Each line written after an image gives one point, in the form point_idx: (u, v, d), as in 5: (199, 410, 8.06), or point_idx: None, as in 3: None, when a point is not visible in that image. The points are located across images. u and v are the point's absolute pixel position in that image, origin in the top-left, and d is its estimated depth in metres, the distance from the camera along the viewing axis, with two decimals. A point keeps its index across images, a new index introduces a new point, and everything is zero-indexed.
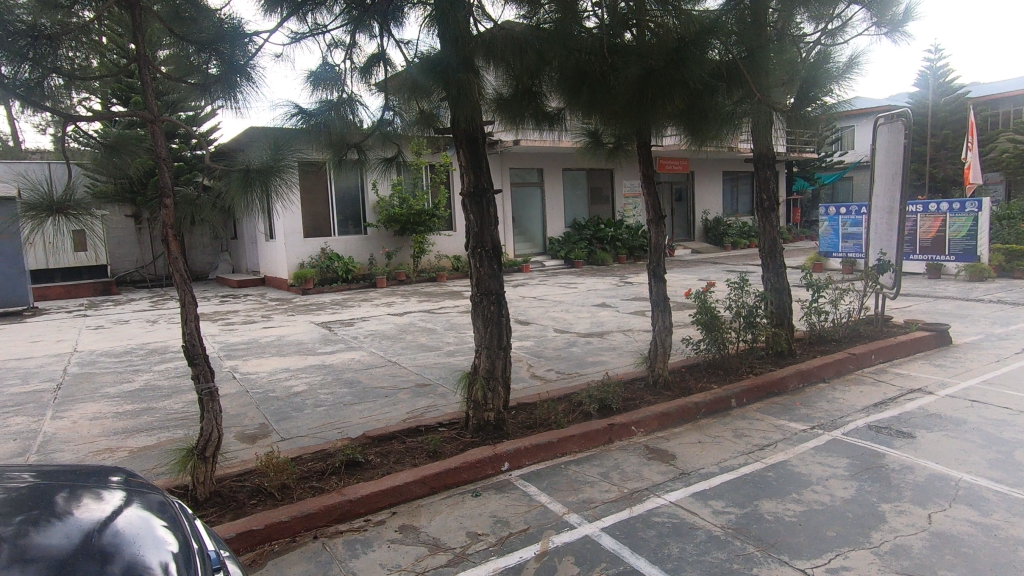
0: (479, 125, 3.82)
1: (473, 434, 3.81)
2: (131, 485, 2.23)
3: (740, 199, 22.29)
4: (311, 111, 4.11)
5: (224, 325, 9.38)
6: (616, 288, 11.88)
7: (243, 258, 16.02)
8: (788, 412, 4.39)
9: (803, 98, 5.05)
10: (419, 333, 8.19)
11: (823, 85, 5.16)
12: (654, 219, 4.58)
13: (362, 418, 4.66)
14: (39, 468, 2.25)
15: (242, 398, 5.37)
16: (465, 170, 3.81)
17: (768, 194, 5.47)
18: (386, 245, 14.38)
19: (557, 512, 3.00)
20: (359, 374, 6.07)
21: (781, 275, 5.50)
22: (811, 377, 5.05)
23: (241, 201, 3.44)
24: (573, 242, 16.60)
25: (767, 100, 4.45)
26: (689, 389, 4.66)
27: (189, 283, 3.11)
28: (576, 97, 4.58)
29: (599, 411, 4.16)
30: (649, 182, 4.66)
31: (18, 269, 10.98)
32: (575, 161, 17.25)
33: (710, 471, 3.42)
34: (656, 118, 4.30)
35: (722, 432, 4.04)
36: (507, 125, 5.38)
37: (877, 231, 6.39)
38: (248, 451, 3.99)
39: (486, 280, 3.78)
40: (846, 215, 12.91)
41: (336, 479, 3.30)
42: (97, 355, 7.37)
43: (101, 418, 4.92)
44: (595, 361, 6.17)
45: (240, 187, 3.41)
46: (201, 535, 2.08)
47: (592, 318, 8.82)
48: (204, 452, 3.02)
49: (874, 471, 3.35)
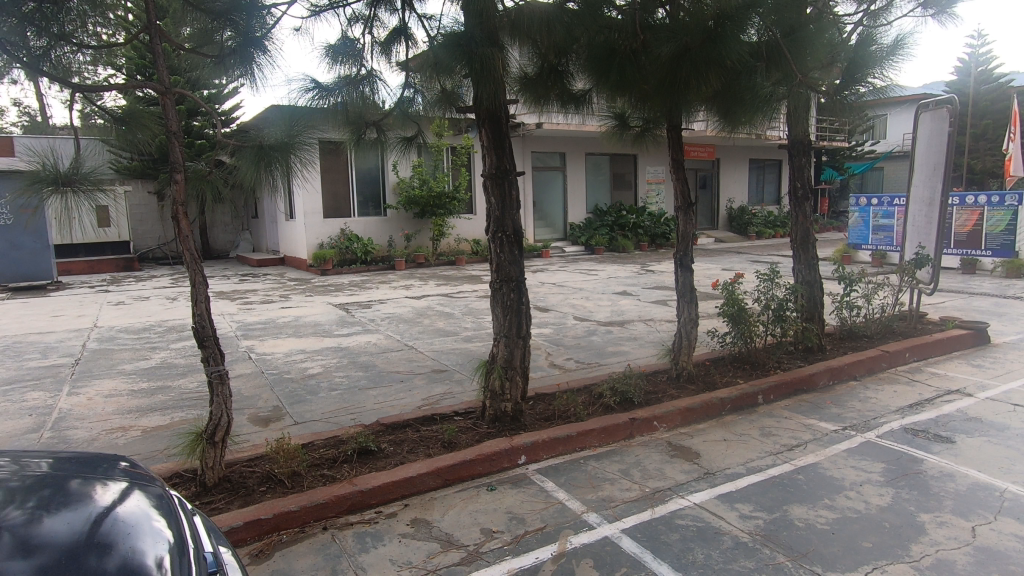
0: (503, 103, 3.64)
1: (489, 424, 3.69)
2: (133, 476, 2.12)
3: (766, 187, 21.82)
4: (328, 85, 3.93)
5: (243, 304, 9.39)
6: (637, 276, 11.69)
7: (263, 237, 16.06)
8: (818, 411, 4.20)
9: (850, 79, 4.87)
10: (436, 317, 8.11)
11: (873, 68, 4.89)
12: (682, 206, 4.40)
13: (377, 404, 4.58)
14: (57, 454, 2.16)
15: (257, 379, 5.31)
16: (487, 151, 3.64)
17: (802, 181, 5.22)
18: (406, 227, 14.31)
19: (575, 511, 2.87)
20: (375, 357, 6.00)
21: (813, 268, 5.27)
22: (842, 374, 4.85)
23: (255, 179, 3.33)
24: (595, 228, 16.37)
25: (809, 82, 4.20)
26: (714, 383, 4.50)
27: (201, 263, 2.96)
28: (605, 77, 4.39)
29: (620, 404, 4.03)
30: (678, 166, 4.45)
31: (43, 244, 11.12)
32: (598, 145, 16.96)
33: (736, 472, 3.26)
34: (690, 99, 4.10)
35: (748, 430, 3.88)
36: (532, 106, 5.23)
37: (914, 223, 6.09)
38: (260, 435, 3.92)
39: (507, 267, 3.62)
40: (878, 205, 12.51)
41: (348, 467, 3.21)
42: (117, 332, 7.39)
43: (117, 395, 4.90)
44: (615, 351, 6.02)
45: (253, 163, 3.30)
46: (200, 535, 1.96)
47: (612, 305, 8.65)
48: (213, 437, 2.92)
49: (912, 478, 3.17)
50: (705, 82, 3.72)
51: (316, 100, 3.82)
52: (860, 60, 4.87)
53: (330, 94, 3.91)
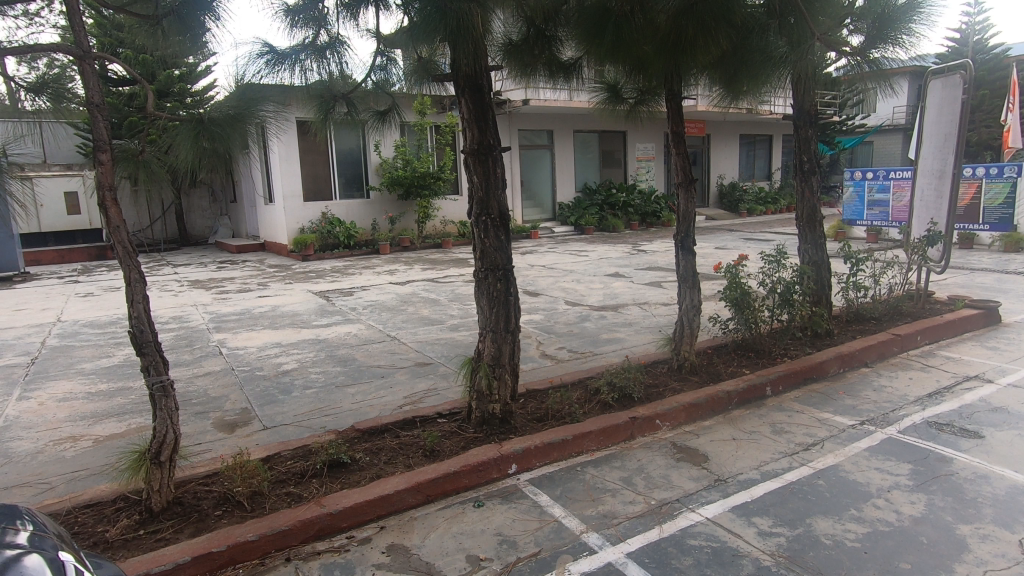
0: (485, 69, 3.22)
1: (476, 429, 3.35)
2: (40, 543, 1.65)
3: (757, 162, 21.47)
4: (283, 51, 3.47)
5: (218, 294, 8.95)
6: (629, 257, 11.34)
7: (242, 222, 15.53)
8: (831, 403, 3.90)
9: (873, 40, 4.38)
10: (420, 304, 7.72)
11: (900, 26, 4.37)
12: (683, 183, 4.04)
13: (355, 403, 4.22)
14: None
15: (225, 377, 4.92)
16: (469, 124, 3.21)
17: (809, 154, 4.87)
18: (389, 209, 13.86)
19: (574, 530, 2.54)
20: (355, 350, 5.62)
21: (821, 249, 4.95)
22: (853, 361, 4.54)
23: (194, 158, 3.08)
24: (584, 207, 15.98)
25: (828, 42, 3.92)
26: (718, 374, 4.18)
27: (137, 257, 2.53)
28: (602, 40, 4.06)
29: (619, 401, 3.70)
30: (677, 140, 4.07)
31: (7, 234, 10.56)
32: (586, 122, 16.50)
33: (750, 478, 2.94)
34: (693, 62, 3.72)
35: (759, 427, 3.56)
36: (517, 76, 4.83)
37: (923, 197, 5.78)
38: (225, 445, 3.56)
39: (493, 254, 3.24)
40: (874, 179, 12.17)
41: (317, 484, 2.86)
42: (81, 326, 6.95)
43: (72, 399, 4.50)
44: (610, 339, 5.69)
45: (189, 141, 3.04)
46: None
47: (604, 288, 8.31)
48: (158, 456, 2.54)
49: (944, 481, 2.87)
50: (713, 44, 3.37)
51: (269, 69, 3.38)
52: (883, 19, 4.38)
53: (288, 63, 3.48)
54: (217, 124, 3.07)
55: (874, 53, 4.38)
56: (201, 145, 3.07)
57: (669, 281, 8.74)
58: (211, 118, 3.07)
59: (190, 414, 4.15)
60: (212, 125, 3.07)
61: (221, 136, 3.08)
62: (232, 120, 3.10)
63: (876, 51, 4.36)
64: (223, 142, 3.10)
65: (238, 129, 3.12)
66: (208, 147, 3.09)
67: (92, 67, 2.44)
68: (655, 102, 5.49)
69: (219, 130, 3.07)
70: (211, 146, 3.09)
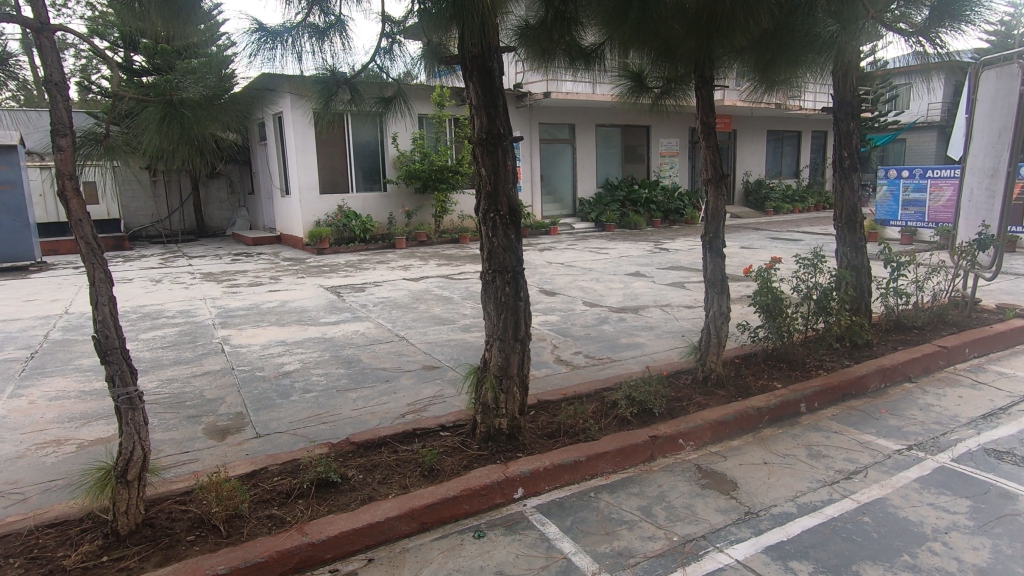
0: (495, 50, 2.92)
1: (480, 445, 3.07)
2: None
3: (785, 159, 20.86)
4: (274, 29, 3.24)
5: (228, 287, 8.78)
6: (650, 256, 10.98)
7: (259, 214, 15.44)
8: (873, 424, 3.54)
9: (937, 18, 3.83)
10: (433, 302, 7.45)
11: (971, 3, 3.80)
12: (713, 179, 3.71)
13: (355, 410, 3.96)
14: None
15: (224, 378, 4.70)
16: (477, 110, 2.91)
17: (851, 149, 4.48)
18: (406, 203, 13.64)
19: (585, 572, 2.24)
20: (361, 350, 5.38)
21: (860, 253, 4.57)
22: (896, 375, 4.17)
23: (165, 147, 2.74)
24: (605, 204, 15.60)
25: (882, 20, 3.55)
26: (747, 387, 3.85)
27: (102, 253, 2.28)
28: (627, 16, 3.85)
29: (638, 416, 3.40)
30: (708, 134, 3.72)
31: (23, 223, 10.51)
32: (609, 116, 16.09)
33: (785, 512, 2.61)
34: (726, 44, 3.39)
35: (793, 449, 3.23)
36: (535, 62, 4.56)
37: (971, 197, 5.37)
38: (211, 456, 3.32)
39: (501, 255, 2.94)
40: (909, 177, 11.62)
41: (302, 506, 2.60)
42: (86, 319, 6.81)
43: (63, 398, 4.31)
44: (629, 343, 5.37)
45: (155, 123, 2.66)
46: None
47: (625, 288, 7.96)
48: (126, 475, 2.29)
49: (1010, 522, 2.50)
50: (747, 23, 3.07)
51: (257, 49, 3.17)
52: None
53: (281, 39, 3.26)
54: (191, 107, 2.72)
55: (940, 34, 3.88)
56: (171, 130, 2.68)
57: (692, 281, 8.38)
58: (183, 100, 2.71)
59: (182, 417, 3.93)
60: (185, 108, 2.72)
61: (193, 120, 2.73)
62: (208, 103, 2.76)
63: (942, 30, 3.83)
64: (197, 126, 2.73)
65: (214, 112, 2.78)
66: (179, 133, 2.72)
67: (52, 41, 2.16)
68: (680, 92, 5.12)
69: (191, 114, 2.71)
70: (183, 131, 2.72)
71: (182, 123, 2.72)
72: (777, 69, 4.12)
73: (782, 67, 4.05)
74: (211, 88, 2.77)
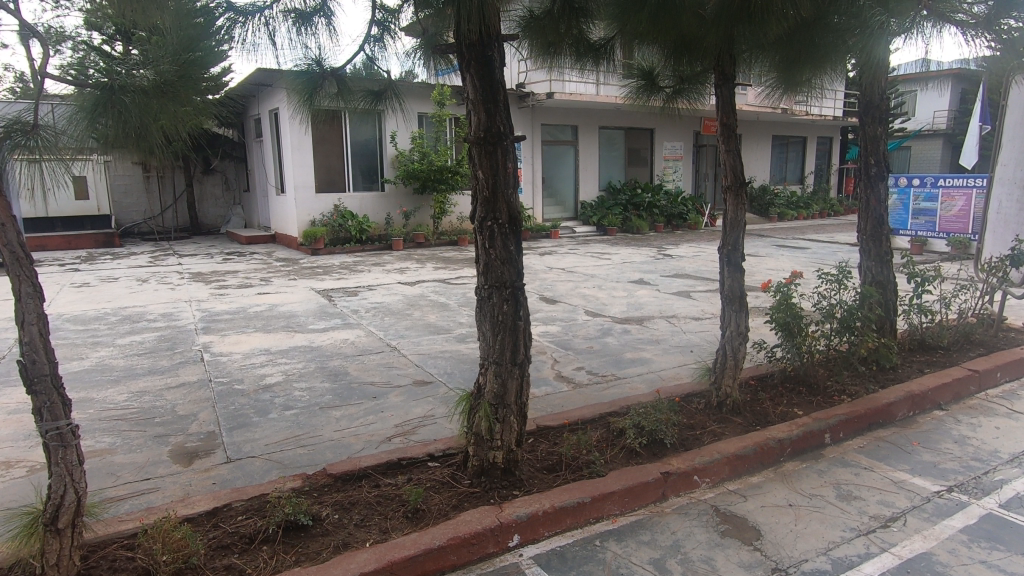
0: (496, 35, 2.58)
1: (473, 480, 2.74)
2: None
3: (790, 165, 20.55)
4: (246, 8, 2.88)
5: (217, 288, 8.45)
6: (654, 262, 10.66)
7: (254, 212, 15.10)
8: (907, 459, 3.22)
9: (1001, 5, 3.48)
10: (427, 308, 7.12)
11: None
12: (733, 186, 3.39)
13: (338, 432, 3.64)
14: None
15: (199, 391, 4.36)
16: (475, 105, 2.59)
17: (878, 156, 4.16)
18: (404, 203, 13.31)
19: None
20: (349, 362, 5.05)
21: (886, 267, 4.24)
22: (925, 402, 3.85)
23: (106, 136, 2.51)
24: (608, 207, 15.30)
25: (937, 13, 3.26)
26: (766, 414, 3.53)
27: (30, 259, 1.94)
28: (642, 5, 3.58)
29: (647, 448, 3.08)
30: (728, 136, 3.42)
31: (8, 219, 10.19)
32: (613, 118, 15.77)
33: (819, 569, 2.29)
34: (760, 32, 3.09)
35: (820, 489, 2.91)
36: (539, 58, 4.25)
37: (1001, 211, 5.10)
38: (174, 486, 2.99)
39: (500, 268, 2.62)
40: (920, 186, 11.30)
41: (266, 555, 2.27)
42: (63, 321, 6.47)
43: (24, 412, 3.98)
44: (635, 359, 5.05)
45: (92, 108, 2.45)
46: None
47: (628, 297, 7.64)
48: (55, 523, 1.96)
49: None
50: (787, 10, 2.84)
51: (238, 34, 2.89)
52: None
53: (250, 21, 2.89)
54: (133, 93, 2.47)
55: (1004, 23, 3.51)
56: (108, 117, 2.45)
57: (698, 291, 8.06)
58: (126, 86, 2.47)
59: (148, 437, 3.59)
60: (127, 95, 2.46)
61: (136, 108, 2.47)
62: (155, 90, 2.50)
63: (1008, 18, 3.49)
64: (138, 114, 2.48)
65: (163, 101, 2.52)
66: (121, 121, 2.48)
67: None
68: (694, 92, 4.76)
69: (132, 101, 2.46)
70: (122, 120, 2.47)
71: (123, 111, 2.47)
72: (804, 61, 3.85)
73: (812, 54, 3.78)
74: (160, 74, 2.52)
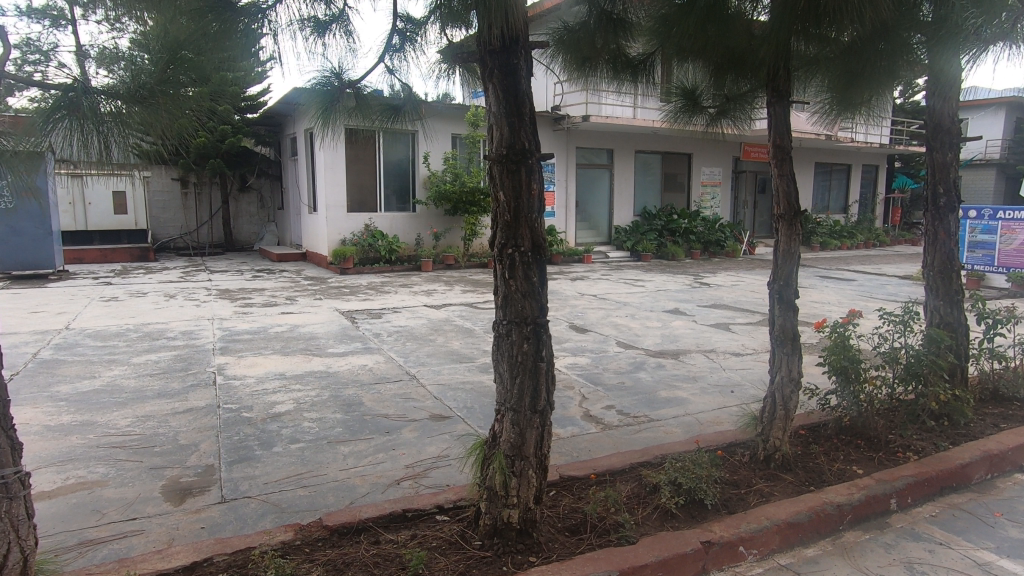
0: (522, 42, 2.31)
1: (484, 542, 2.41)
2: None
3: (833, 193, 19.90)
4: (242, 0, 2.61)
5: (241, 307, 8.33)
6: (690, 291, 10.23)
7: (287, 230, 15.14)
8: (990, 534, 2.77)
9: None
10: (452, 334, 6.85)
11: None
12: (785, 215, 3.04)
13: (343, 472, 3.35)
14: None
15: (205, 418, 4.13)
16: (498, 119, 2.31)
17: (948, 184, 3.76)
18: (434, 224, 13.16)
19: None
20: (364, 390, 4.78)
21: (956, 308, 3.81)
22: (1004, 464, 3.38)
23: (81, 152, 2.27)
24: (642, 232, 14.93)
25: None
26: (820, 472, 3.12)
27: None
28: (689, 13, 3.34)
29: (685, 508, 2.72)
30: (781, 159, 3.06)
31: (45, 232, 10.30)
32: (649, 142, 15.47)
33: None
34: (827, 37, 2.79)
35: (889, 568, 2.50)
36: (573, 76, 4.01)
37: None
38: (158, 529, 2.73)
39: (520, 302, 2.32)
40: (977, 218, 10.64)
41: None
42: (84, 337, 6.38)
43: (22, 435, 3.80)
44: (670, 398, 4.66)
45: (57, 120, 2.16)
46: None
47: (663, 328, 7.24)
48: None
49: None
50: (866, 13, 2.48)
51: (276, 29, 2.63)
52: None
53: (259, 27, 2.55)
54: (108, 102, 2.20)
55: None
56: (80, 129, 2.19)
57: (738, 324, 7.60)
58: (100, 93, 2.19)
59: (143, 469, 3.36)
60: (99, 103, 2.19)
61: (113, 121, 2.22)
62: (137, 98, 2.22)
63: None
64: (116, 125, 2.23)
65: (145, 110, 2.24)
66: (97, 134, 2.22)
67: None
68: (740, 114, 4.33)
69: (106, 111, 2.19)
70: (97, 132, 2.21)
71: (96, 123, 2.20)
72: (870, 74, 3.52)
73: (876, 65, 3.47)
74: (141, 79, 2.23)
